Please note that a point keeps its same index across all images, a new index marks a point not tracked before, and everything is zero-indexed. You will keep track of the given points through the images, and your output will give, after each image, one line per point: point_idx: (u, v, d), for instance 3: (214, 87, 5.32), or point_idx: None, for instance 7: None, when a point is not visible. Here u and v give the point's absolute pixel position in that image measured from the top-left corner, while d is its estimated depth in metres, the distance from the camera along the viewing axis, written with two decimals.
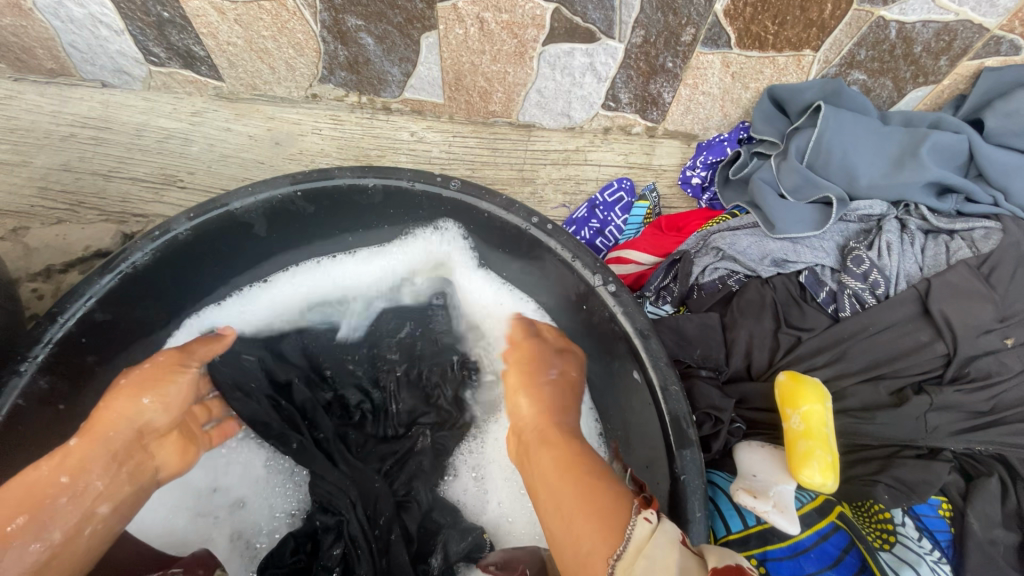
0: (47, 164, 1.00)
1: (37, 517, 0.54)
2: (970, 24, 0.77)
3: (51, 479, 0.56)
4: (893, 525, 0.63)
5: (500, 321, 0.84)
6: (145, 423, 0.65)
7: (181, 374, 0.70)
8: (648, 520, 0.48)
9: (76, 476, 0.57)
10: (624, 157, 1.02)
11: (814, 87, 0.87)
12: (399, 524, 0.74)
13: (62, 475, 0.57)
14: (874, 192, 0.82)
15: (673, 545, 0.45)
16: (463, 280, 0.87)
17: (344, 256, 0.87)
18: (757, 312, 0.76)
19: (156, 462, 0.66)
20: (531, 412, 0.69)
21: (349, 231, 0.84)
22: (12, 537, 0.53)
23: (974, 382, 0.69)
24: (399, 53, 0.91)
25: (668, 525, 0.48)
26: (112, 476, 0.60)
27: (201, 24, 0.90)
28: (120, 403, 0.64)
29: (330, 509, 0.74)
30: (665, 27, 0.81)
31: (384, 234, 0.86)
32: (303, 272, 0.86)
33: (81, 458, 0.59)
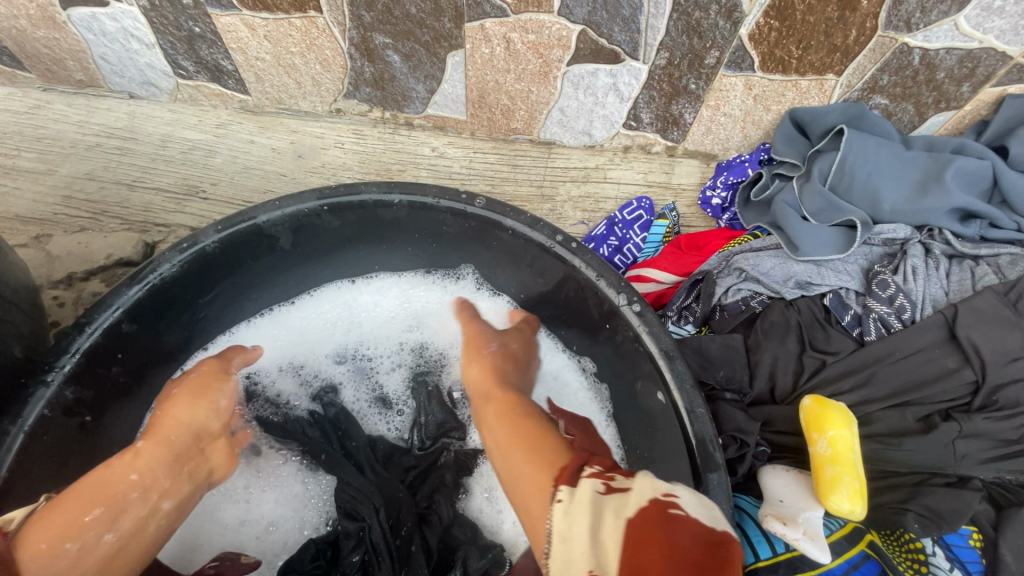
0: (72, 173, 1.01)
1: (111, 510, 0.57)
2: (994, 52, 0.77)
3: (122, 476, 0.59)
4: (924, 555, 0.63)
5: None
6: (201, 427, 0.67)
7: (224, 381, 0.71)
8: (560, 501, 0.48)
9: (145, 476, 0.60)
10: (643, 176, 1.03)
11: (836, 111, 0.88)
12: (420, 536, 0.73)
13: (132, 473, 0.60)
14: (898, 217, 0.82)
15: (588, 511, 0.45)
16: (478, 308, 0.89)
17: (362, 282, 0.90)
18: (781, 334, 0.76)
19: (210, 465, 0.68)
20: (483, 373, 0.72)
21: (372, 252, 0.86)
22: (88, 527, 0.56)
23: (1003, 410, 0.68)
24: (424, 70, 0.93)
25: (581, 492, 0.47)
26: (174, 477, 0.63)
27: (231, 40, 0.91)
28: (177, 408, 0.66)
29: (353, 514, 0.74)
30: (690, 49, 0.82)
31: (405, 260, 0.88)
32: (325, 297, 0.89)
33: (147, 460, 0.61)
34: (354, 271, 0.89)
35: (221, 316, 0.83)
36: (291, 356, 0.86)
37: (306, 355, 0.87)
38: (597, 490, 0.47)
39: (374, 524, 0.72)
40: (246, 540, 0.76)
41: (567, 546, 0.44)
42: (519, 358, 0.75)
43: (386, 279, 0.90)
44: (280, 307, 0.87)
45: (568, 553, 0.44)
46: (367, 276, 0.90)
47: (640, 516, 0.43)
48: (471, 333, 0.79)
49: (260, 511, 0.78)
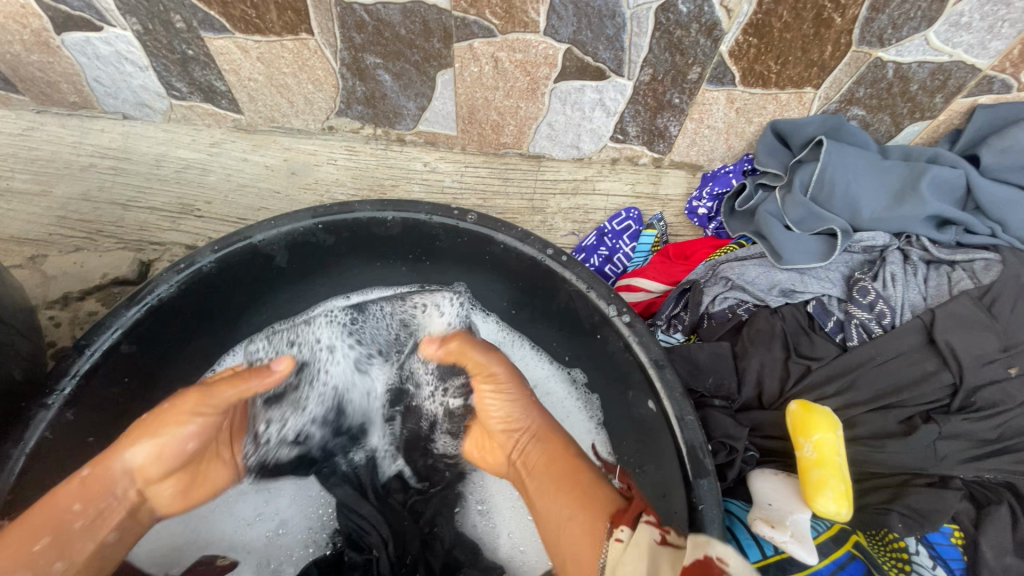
0: (67, 194, 1.02)
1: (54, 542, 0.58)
2: (964, 65, 0.80)
3: (65, 507, 0.59)
4: (908, 554, 0.65)
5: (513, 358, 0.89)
6: (142, 467, 0.64)
7: (187, 424, 0.66)
8: (620, 540, 0.54)
9: (85, 503, 0.60)
10: (631, 187, 1.05)
11: (815, 122, 0.90)
12: (424, 564, 0.74)
13: (74, 504, 0.60)
14: (877, 225, 0.85)
15: (644, 552, 0.52)
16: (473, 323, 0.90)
17: (358, 297, 0.91)
18: (767, 341, 0.79)
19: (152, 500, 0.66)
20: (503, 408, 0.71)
21: (367, 269, 0.88)
22: (36, 557, 0.56)
23: (981, 411, 0.71)
24: (415, 89, 0.95)
25: (639, 535, 0.54)
26: (115, 508, 0.63)
27: (225, 61, 0.93)
28: (122, 444, 0.64)
29: (359, 545, 0.75)
30: (673, 66, 0.84)
31: (400, 277, 0.90)
32: (321, 313, 0.90)
33: (71, 492, 0.60)
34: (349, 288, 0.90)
35: (219, 336, 0.84)
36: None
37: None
38: (654, 540, 0.53)
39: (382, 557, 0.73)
40: (257, 538, 0.78)
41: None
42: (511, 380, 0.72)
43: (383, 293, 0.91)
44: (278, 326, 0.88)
45: None
46: (362, 292, 0.91)
47: (699, 567, 0.49)
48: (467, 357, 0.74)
49: (274, 507, 0.80)
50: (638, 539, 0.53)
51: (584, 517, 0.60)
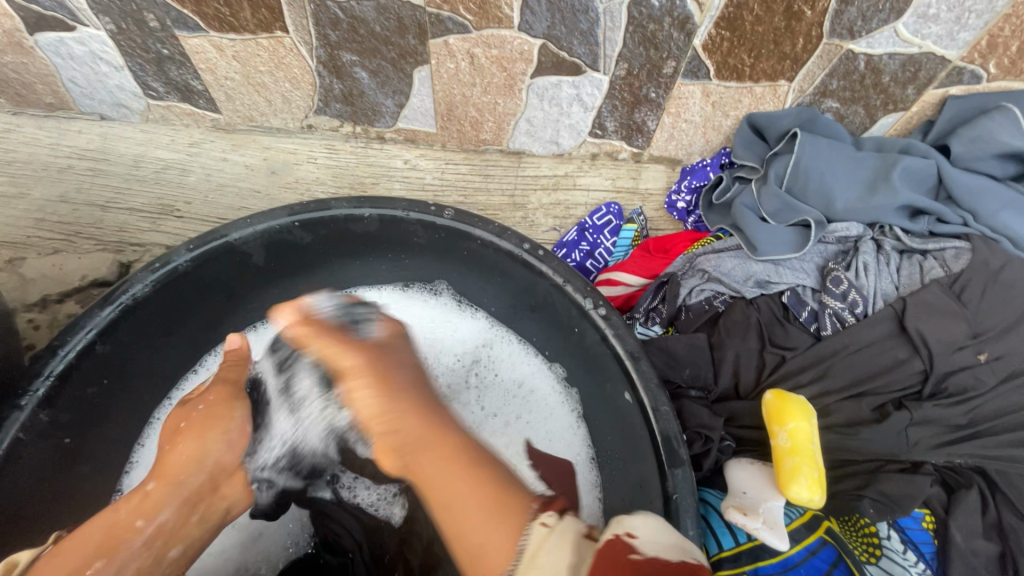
0: (45, 196, 1.01)
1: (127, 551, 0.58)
2: (934, 56, 0.81)
3: (128, 524, 0.59)
4: (879, 539, 0.65)
5: (497, 356, 0.89)
6: (216, 462, 0.67)
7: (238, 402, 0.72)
8: (545, 525, 0.50)
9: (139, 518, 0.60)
10: (611, 182, 1.06)
11: (790, 114, 0.91)
12: (402, 563, 0.74)
13: (132, 521, 0.60)
14: (851, 215, 0.86)
15: (566, 544, 0.47)
16: (457, 321, 0.91)
17: (341, 296, 0.91)
18: (742, 332, 0.79)
19: (227, 503, 0.67)
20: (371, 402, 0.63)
21: (348, 269, 0.88)
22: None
23: (951, 397, 0.72)
24: (392, 86, 0.95)
25: (566, 525, 0.50)
26: (184, 516, 0.63)
27: (200, 60, 0.93)
28: (184, 445, 0.66)
29: (335, 548, 0.77)
30: (647, 60, 0.85)
31: (382, 276, 0.90)
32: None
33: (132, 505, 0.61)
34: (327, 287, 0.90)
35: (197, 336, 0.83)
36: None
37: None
38: (579, 533, 0.49)
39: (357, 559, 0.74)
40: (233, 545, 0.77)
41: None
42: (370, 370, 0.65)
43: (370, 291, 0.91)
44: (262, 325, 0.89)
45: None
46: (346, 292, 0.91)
47: (610, 548, 0.45)
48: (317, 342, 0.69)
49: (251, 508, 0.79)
50: (562, 531, 0.49)
51: (488, 509, 0.52)
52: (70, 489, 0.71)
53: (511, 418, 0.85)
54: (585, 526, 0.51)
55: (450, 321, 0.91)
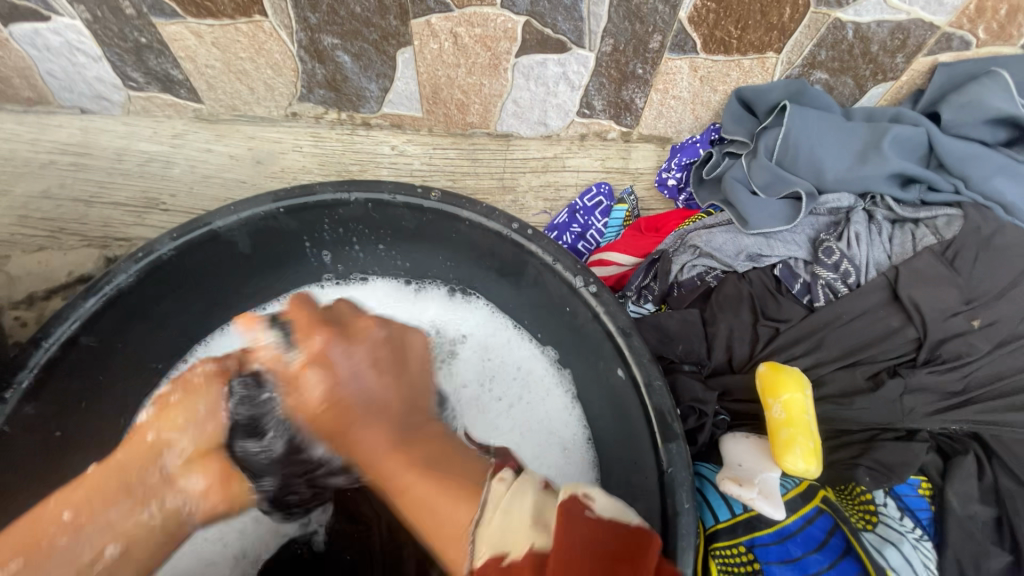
0: (27, 193, 1.00)
1: (79, 535, 0.54)
2: (922, 23, 0.80)
3: (54, 515, 0.54)
4: (875, 506, 0.65)
5: (495, 343, 0.88)
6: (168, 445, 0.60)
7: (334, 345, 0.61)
8: (502, 480, 0.50)
9: (78, 512, 0.55)
10: (601, 162, 1.05)
11: (779, 87, 0.90)
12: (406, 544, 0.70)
13: (64, 510, 0.54)
14: (842, 186, 0.86)
15: (527, 495, 0.48)
16: (451, 310, 0.90)
17: (332, 289, 0.91)
18: (735, 306, 0.79)
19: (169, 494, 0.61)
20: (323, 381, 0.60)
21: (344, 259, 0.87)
22: (57, 533, 0.54)
23: (945, 364, 0.71)
24: (376, 69, 0.93)
25: (522, 480, 0.50)
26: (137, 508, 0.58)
27: (179, 48, 0.91)
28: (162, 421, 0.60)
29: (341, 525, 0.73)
30: (633, 35, 0.83)
31: (379, 263, 0.89)
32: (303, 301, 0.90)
33: (87, 488, 0.56)
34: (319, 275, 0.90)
35: (188, 323, 0.83)
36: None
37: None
38: (536, 488, 0.49)
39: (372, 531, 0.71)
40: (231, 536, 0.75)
41: (505, 518, 0.47)
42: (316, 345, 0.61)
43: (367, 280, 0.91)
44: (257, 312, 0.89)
45: (507, 522, 0.46)
46: (342, 282, 0.91)
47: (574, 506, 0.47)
48: (300, 317, 0.64)
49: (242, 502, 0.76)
50: (521, 486, 0.49)
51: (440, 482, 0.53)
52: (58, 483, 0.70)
53: (510, 399, 0.84)
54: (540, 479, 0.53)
55: (446, 310, 0.90)
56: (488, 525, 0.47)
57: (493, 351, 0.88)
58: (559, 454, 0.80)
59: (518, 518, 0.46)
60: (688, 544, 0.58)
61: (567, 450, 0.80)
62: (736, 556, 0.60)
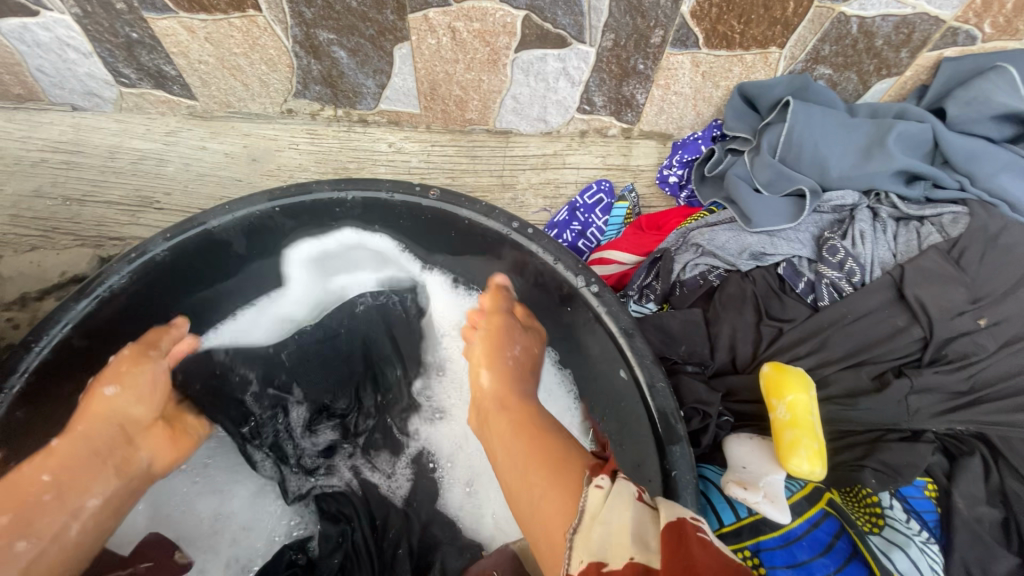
0: (18, 191, 0.98)
1: (64, 494, 0.58)
2: (928, 17, 0.78)
3: (32, 478, 0.58)
4: (881, 509, 0.65)
5: None
6: (124, 415, 0.66)
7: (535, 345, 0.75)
8: (600, 486, 0.48)
9: (60, 477, 0.59)
10: (601, 159, 1.03)
11: (782, 83, 0.89)
12: (407, 538, 0.75)
13: (44, 474, 0.58)
14: (846, 183, 0.85)
15: (626, 505, 0.45)
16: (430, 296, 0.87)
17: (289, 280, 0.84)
18: (738, 306, 0.78)
19: (143, 453, 0.67)
20: (155, 442, 0.69)
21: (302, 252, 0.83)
22: (44, 490, 0.57)
23: (952, 363, 0.71)
24: (372, 65, 0.91)
25: (618, 488, 0.48)
26: (101, 472, 0.62)
27: (171, 44, 0.89)
28: (101, 397, 0.66)
29: (336, 517, 0.76)
30: (634, 30, 0.82)
31: (353, 254, 0.85)
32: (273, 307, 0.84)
33: (61, 459, 0.60)
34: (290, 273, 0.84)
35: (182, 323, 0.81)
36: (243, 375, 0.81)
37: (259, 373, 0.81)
38: (635, 495, 0.46)
39: (359, 529, 0.75)
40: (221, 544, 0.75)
41: (605, 530, 0.44)
42: (530, 365, 0.73)
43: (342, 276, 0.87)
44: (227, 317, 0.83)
45: (604, 534, 0.44)
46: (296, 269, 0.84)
47: (676, 531, 0.42)
48: (127, 390, 0.67)
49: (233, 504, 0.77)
50: (619, 492, 0.47)
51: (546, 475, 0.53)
52: None
53: None
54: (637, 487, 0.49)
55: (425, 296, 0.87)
56: (586, 535, 0.45)
57: None
58: None
59: (617, 529, 0.43)
60: None
61: None
62: (743, 560, 0.59)
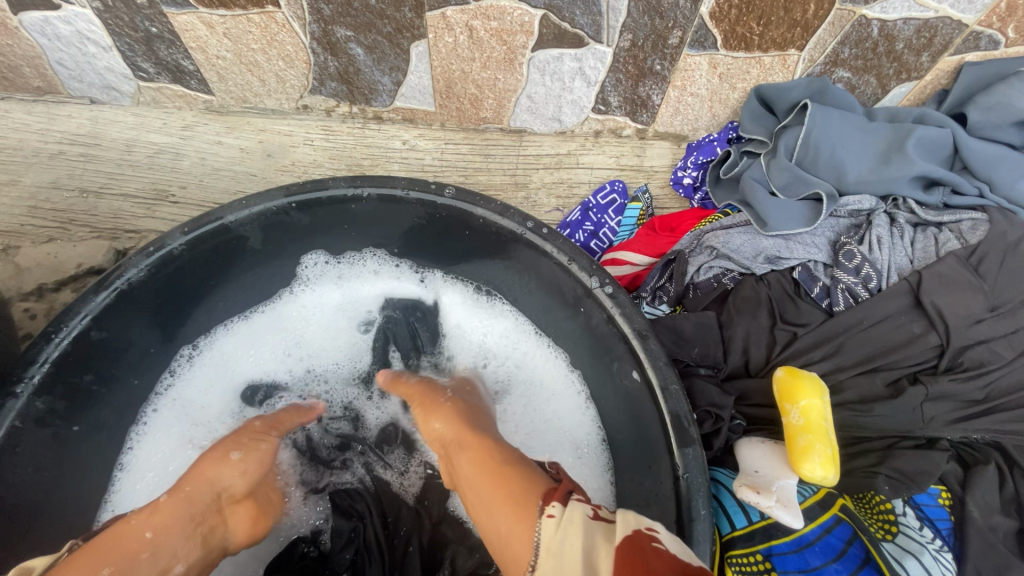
0: (36, 183, 0.99)
1: (156, 557, 0.57)
2: (951, 21, 0.77)
3: (138, 533, 0.58)
4: (894, 516, 0.64)
5: (485, 340, 0.87)
6: (227, 485, 0.64)
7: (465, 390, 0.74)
8: (552, 515, 0.50)
9: (160, 531, 0.58)
10: (615, 159, 1.03)
11: (800, 86, 0.88)
12: (418, 537, 0.75)
13: (148, 530, 0.58)
14: (863, 187, 0.84)
15: (578, 529, 0.48)
16: (435, 304, 0.89)
17: (299, 288, 0.87)
18: (752, 309, 0.77)
19: (228, 528, 0.64)
20: (241, 520, 0.65)
21: (309, 258, 0.86)
22: (142, 548, 0.57)
23: (968, 371, 0.70)
24: (389, 62, 0.92)
25: (571, 511, 0.50)
26: (189, 539, 0.60)
27: (190, 39, 0.90)
28: (210, 464, 0.65)
29: (347, 512, 0.75)
30: (652, 30, 0.81)
31: (356, 261, 0.88)
32: (279, 312, 0.87)
33: (164, 517, 0.59)
34: (299, 277, 0.87)
35: (194, 318, 0.82)
36: (254, 380, 0.84)
37: (268, 378, 0.85)
38: (587, 514, 0.50)
39: (368, 524, 0.74)
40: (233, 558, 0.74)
41: (559, 560, 0.46)
42: (472, 402, 0.72)
43: (349, 282, 0.88)
44: (237, 320, 0.85)
45: (558, 565, 0.46)
46: (305, 278, 0.87)
47: (629, 541, 0.46)
48: (247, 459, 0.67)
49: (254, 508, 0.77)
50: (571, 515, 0.49)
51: (510, 508, 0.53)
52: (68, 480, 0.70)
53: (508, 395, 0.84)
54: (590, 507, 0.52)
55: (431, 306, 0.89)
56: (544, 568, 0.47)
57: (483, 347, 0.87)
58: (572, 453, 0.79)
59: (571, 556, 0.46)
60: (702, 548, 0.57)
61: (579, 452, 0.79)
62: (755, 564, 0.60)
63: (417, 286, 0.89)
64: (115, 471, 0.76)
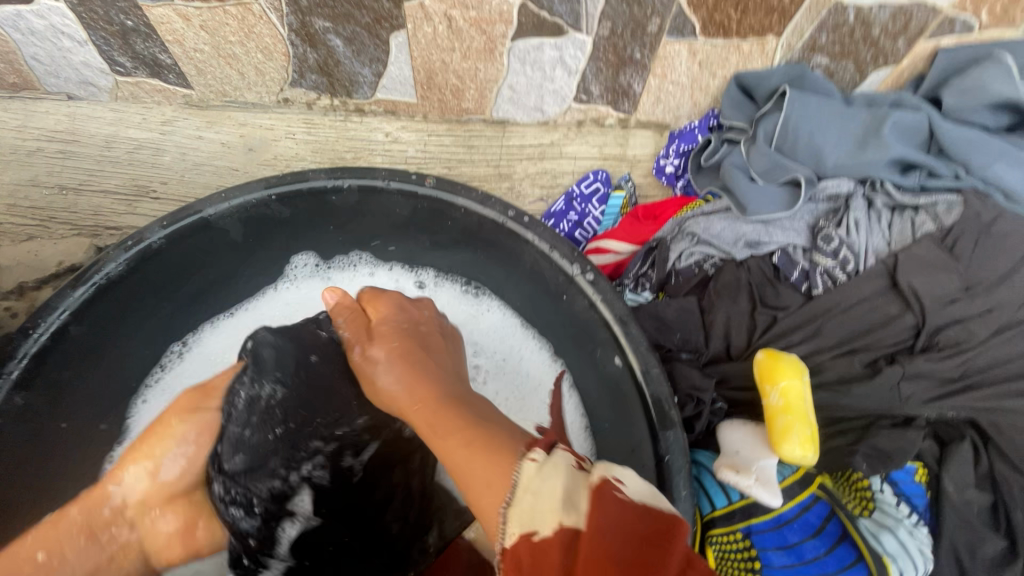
0: (15, 181, 0.98)
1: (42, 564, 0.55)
2: (924, 5, 0.78)
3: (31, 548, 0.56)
4: (871, 492, 0.66)
5: (475, 328, 0.87)
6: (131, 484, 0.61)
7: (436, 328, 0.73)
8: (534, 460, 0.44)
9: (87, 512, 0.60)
10: (598, 149, 1.03)
11: (779, 73, 0.89)
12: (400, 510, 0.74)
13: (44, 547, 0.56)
14: (842, 172, 0.85)
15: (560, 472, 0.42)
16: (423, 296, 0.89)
17: (285, 285, 0.88)
18: (732, 294, 0.78)
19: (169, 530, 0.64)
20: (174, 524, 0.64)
21: (297, 255, 0.87)
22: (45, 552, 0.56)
23: (944, 350, 0.72)
24: (369, 54, 0.91)
25: (556, 457, 0.44)
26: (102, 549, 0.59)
27: (166, 32, 0.89)
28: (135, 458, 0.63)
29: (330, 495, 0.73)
30: (630, 18, 0.82)
31: (343, 257, 0.89)
32: (262, 308, 0.87)
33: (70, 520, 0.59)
34: (287, 275, 0.88)
35: (179, 315, 0.82)
36: None
37: None
38: (571, 463, 0.43)
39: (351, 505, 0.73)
40: None
41: (535, 500, 0.41)
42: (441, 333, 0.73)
43: (338, 278, 0.89)
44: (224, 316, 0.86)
45: (536, 502, 0.41)
46: (293, 275, 0.88)
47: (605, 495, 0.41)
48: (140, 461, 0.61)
49: None
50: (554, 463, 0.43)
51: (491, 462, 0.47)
52: (49, 476, 0.70)
53: (499, 385, 0.84)
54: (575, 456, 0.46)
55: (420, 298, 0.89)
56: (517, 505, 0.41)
57: (475, 335, 0.87)
58: None
59: (550, 494, 0.41)
60: None
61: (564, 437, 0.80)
62: (735, 542, 0.61)
63: (407, 280, 0.90)
64: (105, 463, 0.76)
